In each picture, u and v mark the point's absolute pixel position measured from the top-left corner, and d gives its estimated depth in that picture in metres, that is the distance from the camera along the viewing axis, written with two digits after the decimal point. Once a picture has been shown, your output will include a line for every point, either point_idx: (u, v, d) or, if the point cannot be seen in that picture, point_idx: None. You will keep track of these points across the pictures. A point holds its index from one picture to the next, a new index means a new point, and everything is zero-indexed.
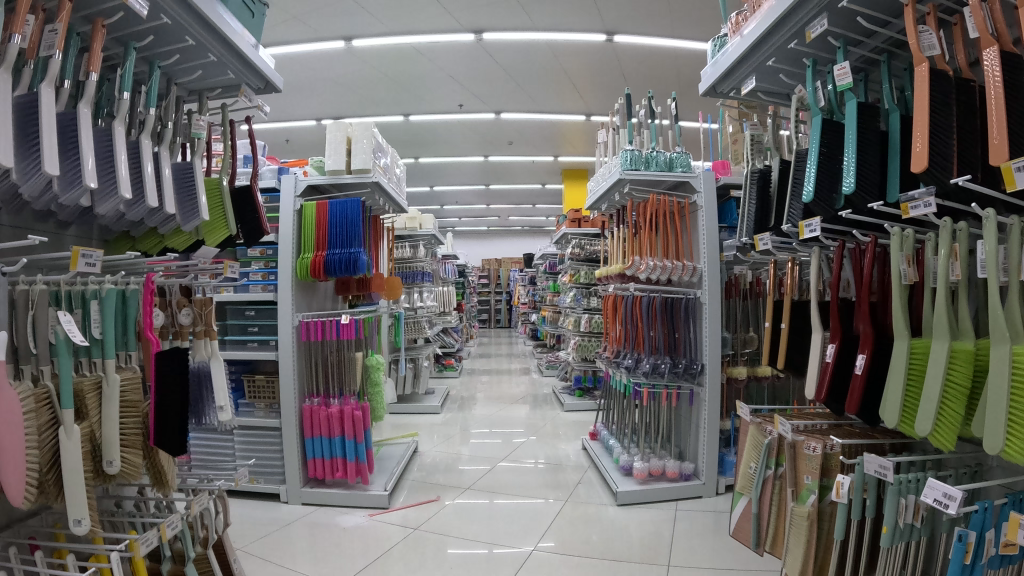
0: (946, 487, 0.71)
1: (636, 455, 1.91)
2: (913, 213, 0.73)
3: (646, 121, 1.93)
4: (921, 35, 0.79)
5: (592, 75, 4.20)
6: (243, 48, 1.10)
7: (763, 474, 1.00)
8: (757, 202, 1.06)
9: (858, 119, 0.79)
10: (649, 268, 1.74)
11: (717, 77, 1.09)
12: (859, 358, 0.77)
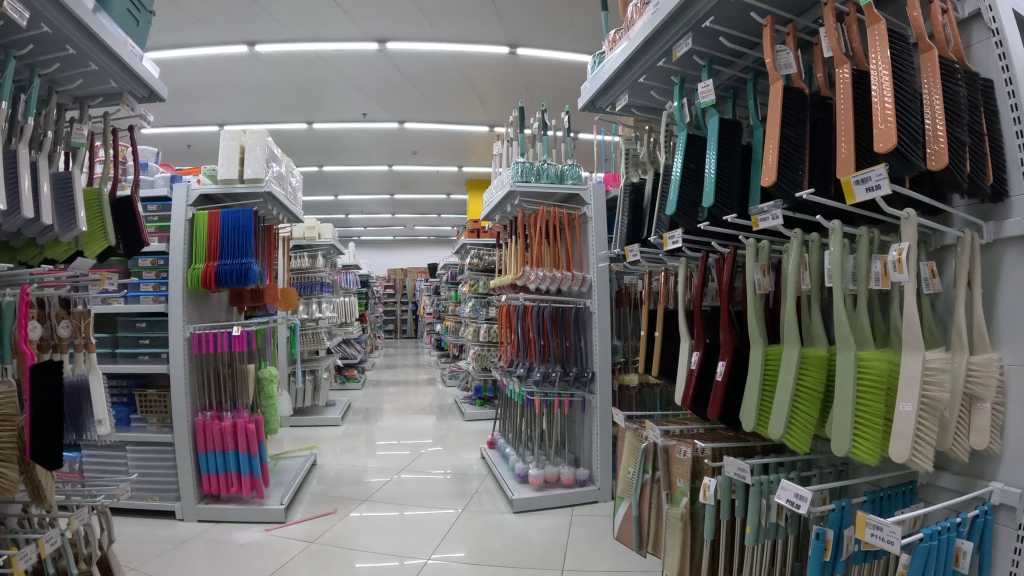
0: (797, 487, 0.74)
1: (531, 463, 1.94)
2: (764, 225, 0.76)
3: (540, 134, 1.97)
4: (778, 54, 0.83)
5: (496, 87, 4.25)
6: (128, 57, 1.07)
7: (641, 478, 1.11)
8: (629, 214, 1.17)
9: (719, 133, 0.87)
10: (538, 277, 1.82)
11: (596, 92, 1.20)
12: (721, 364, 0.83)
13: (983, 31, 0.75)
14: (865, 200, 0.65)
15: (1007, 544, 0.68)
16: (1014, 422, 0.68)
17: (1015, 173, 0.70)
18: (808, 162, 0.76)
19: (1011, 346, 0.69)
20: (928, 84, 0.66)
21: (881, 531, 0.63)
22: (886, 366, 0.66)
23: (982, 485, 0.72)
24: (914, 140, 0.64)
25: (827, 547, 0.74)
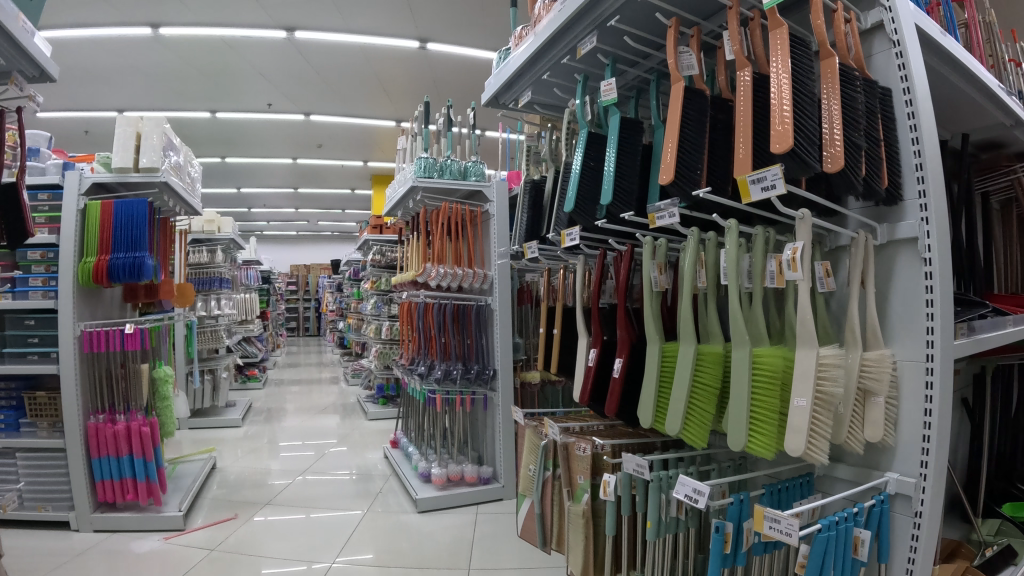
0: (695, 482, 0.74)
1: (434, 462, 1.94)
2: (660, 223, 0.77)
3: (444, 129, 1.95)
4: (681, 54, 0.82)
5: (405, 82, 4.21)
6: (20, 33, 1.00)
7: (541, 475, 1.13)
8: (529, 212, 1.18)
9: (620, 131, 0.88)
10: (439, 275, 1.80)
11: (499, 88, 1.21)
12: (617, 361, 0.85)
13: (883, 41, 0.76)
14: (760, 201, 0.64)
15: (904, 531, 0.70)
16: (907, 417, 0.71)
17: (908, 179, 0.71)
18: (706, 162, 0.76)
19: (902, 344, 0.71)
20: (827, 86, 0.67)
21: (779, 524, 0.64)
22: (780, 363, 0.67)
23: (878, 475, 0.74)
24: (810, 142, 0.64)
25: (727, 540, 0.73)
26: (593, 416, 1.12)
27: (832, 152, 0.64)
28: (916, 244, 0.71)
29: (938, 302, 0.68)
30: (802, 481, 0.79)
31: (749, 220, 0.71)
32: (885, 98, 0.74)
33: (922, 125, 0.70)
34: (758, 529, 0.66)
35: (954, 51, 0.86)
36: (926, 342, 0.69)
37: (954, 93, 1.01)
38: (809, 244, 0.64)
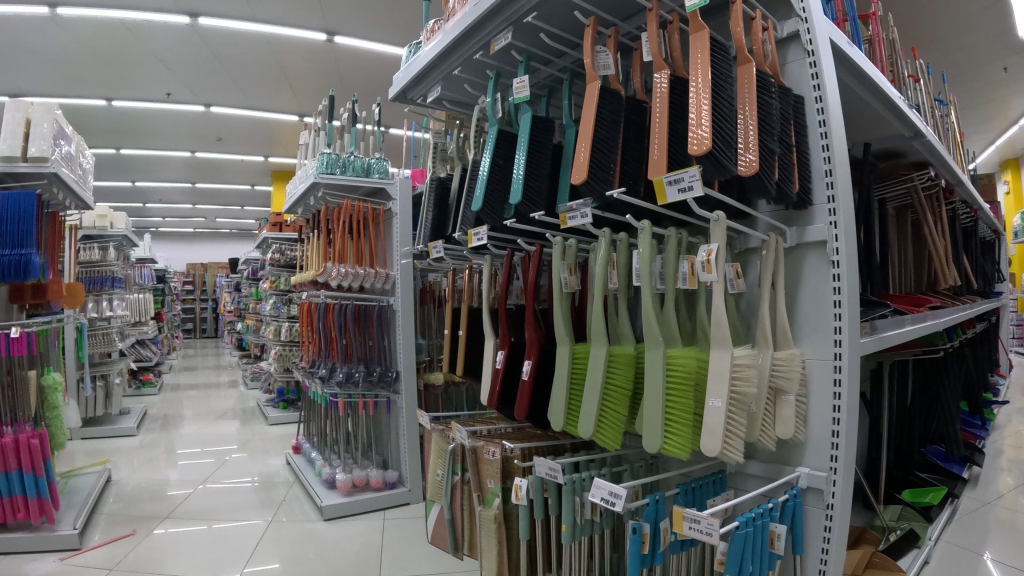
0: (611, 485, 0.73)
1: (338, 467, 1.89)
2: (571, 223, 0.74)
3: (348, 125, 1.91)
4: (598, 54, 0.83)
5: (309, 75, 4.11)
6: None
7: (450, 480, 1.13)
8: (434, 211, 1.15)
9: (530, 129, 0.87)
10: (340, 274, 1.75)
11: (407, 83, 1.18)
12: (526, 364, 0.83)
13: (798, 51, 0.78)
14: (676, 202, 0.63)
15: (817, 525, 0.72)
16: (817, 414, 0.72)
17: (818, 184, 0.73)
18: (619, 163, 0.75)
19: (810, 343, 0.73)
20: (744, 89, 0.67)
21: (699, 525, 0.63)
22: (695, 364, 0.66)
23: (790, 470, 0.75)
24: (729, 144, 0.64)
25: (644, 540, 0.74)
26: (502, 419, 1.10)
27: (748, 153, 0.64)
28: (825, 247, 0.72)
29: (847, 302, 0.69)
30: (714, 478, 0.80)
31: (662, 221, 0.69)
32: (800, 106, 0.76)
33: (832, 131, 0.73)
34: (678, 530, 0.66)
35: (856, 57, 0.89)
36: (834, 341, 0.70)
37: (854, 97, 1.06)
38: (723, 245, 0.63)
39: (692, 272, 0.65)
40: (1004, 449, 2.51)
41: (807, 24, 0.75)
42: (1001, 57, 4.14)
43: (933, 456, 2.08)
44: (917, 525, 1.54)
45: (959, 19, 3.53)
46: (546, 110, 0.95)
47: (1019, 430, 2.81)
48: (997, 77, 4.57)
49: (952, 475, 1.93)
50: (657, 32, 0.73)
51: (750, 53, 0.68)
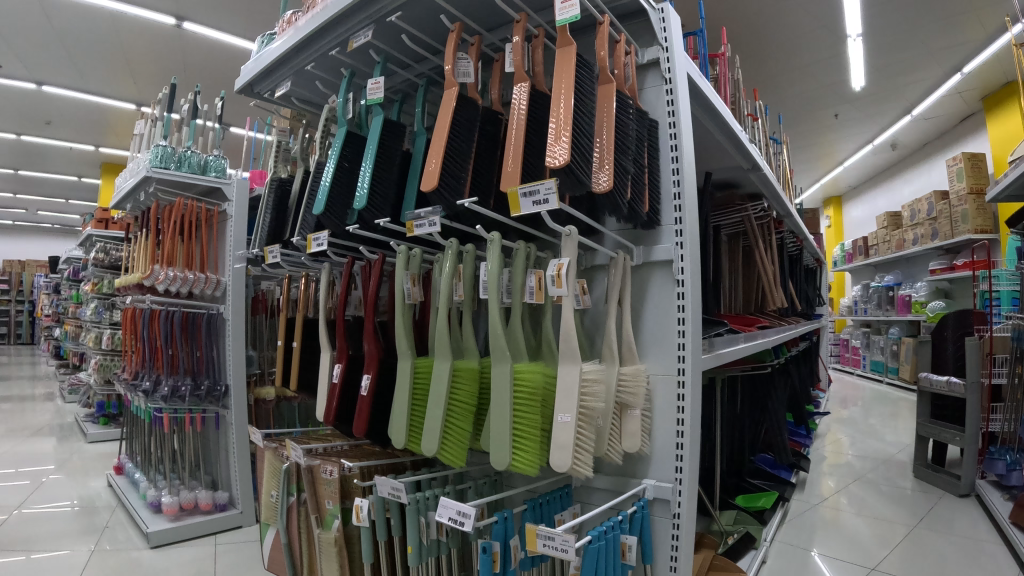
0: (460, 504, 0.69)
1: (164, 490, 1.76)
2: (418, 232, 0.70)
3: (187, 118, 1.81)
4: (458, 61, 0.78)
5: (153, 61, 3.86)
6: None
7: (286, 501, 1.10)
8: (272, 212, 1.09)
9: (381, 133, 0.85)
10: (167, 278, 1.64)
11: (256, 75, 1.11)
12: (365, 379, 0.80)
13: (656, 78, 0.79)
14: (530, 214, 0.58)
15: (665, 537, 0.73)
16: (661, 426, 0.73)
17: (666, 206, 0.73)
18: (471, 175, 0.73)
19: (654, 358, 0.73)
20: (605, 106, 0.67)
21: (553, 541, 0.61)
22: (540, 379, 0.63)
23: (634, 483, 0.75)
24: (586, 161, 0.63)
25: (496, 558, 0.72)
26: (337, 436, 1.10)
27: (603, 169, 0.63)
28: (670, 266, 0.73)
29: (692, 319, 0.70)
30: (559, 492, 0.78)
31: (510, 233, 0.67)
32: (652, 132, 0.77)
33: (683, 158, 0.74)
34: (531, 548, 0.63)
35: (703, 89, 0.94)
36: (677, 358, 0.71)
37: (698, 126, 1.10)
38: (574, 258, 0.61)
39: (539, 287, 0.63)
40: (825, 456, 2.70)
41: (668, 55, 0.77)
42: (828, 102, 4.49)
43: (763, 463, 2.19)
44: (752, 528, 1.61)
45: (793, 63, 3.80)
46: (397, 116, 0.93)
47: (837, 438, 3.03)
48: (825, 122, 4.96)
49: (782, 480, 2.04)
50: (522, 43, 0.72)
51: (612, 75, 0.68)
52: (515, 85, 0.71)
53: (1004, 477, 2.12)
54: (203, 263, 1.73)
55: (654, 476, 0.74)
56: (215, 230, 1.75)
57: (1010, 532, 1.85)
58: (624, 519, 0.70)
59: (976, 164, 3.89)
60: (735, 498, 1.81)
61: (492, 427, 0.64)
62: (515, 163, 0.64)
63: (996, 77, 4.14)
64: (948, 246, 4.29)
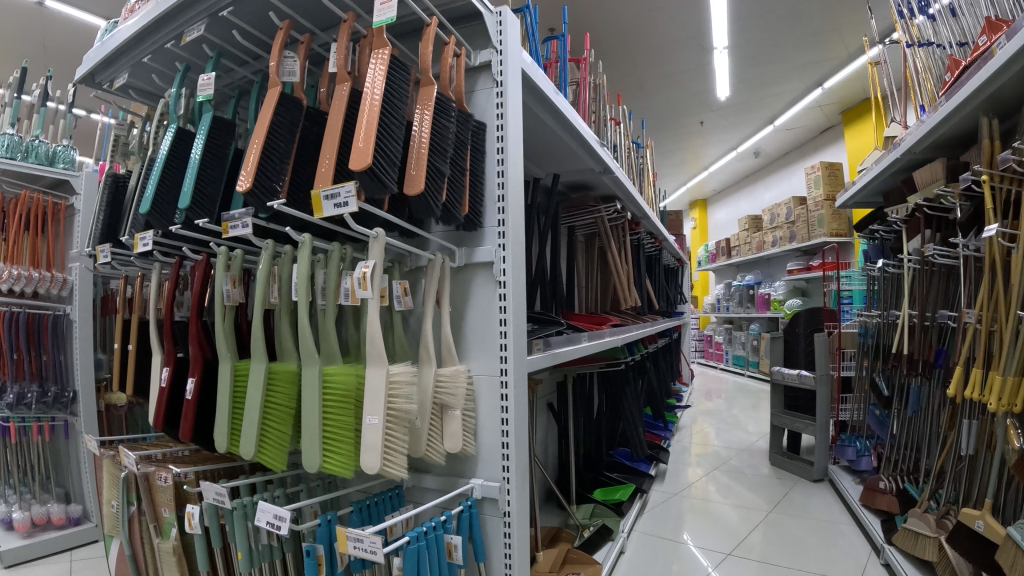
0: (276, 508, 0.70)
1: (13, 505, 1.67)
2: (233, 233, 0.71)
3: (35, 103, 1.71)
4: (284, 61, 0.78)
5: (8, 41, 3.65)
6: None
7: (126, 512, 1.05)
8: (107, 209, 1.09)
9: (209, 129, 0.85)
10: (11, 277, 1.56)
11: (96, 64, 1.05)
12: (189, 383, 0.80)
13: (486, 81, 0.80)
14: (332, 218, 0.60)
15: (495, 531, 0.73)
16: (485, 426, 0.74)
17: (490, 208, 0.76)
18: (291, 176, 0.73)
19: (476, 358, 0.75)
20: (422, 108, 0.67)
21: (363, 544, 0.62)
22: (353, 381, 0.64)
23: (463, 482, 0.76)
24: (390, 162, 0.63)
25: (321, 562, 0.72)
26: (178, 442, 1.09)
27: (413, 172, 0.63)
28: (491, 267, 0.75)
29: (511, 318, 0.72)
30: (392, 493, 0.78)
31: (323, 233, 0.67)
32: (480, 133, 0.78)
33: (507, 162, 0.76)
34: (344, 551, 0.64)
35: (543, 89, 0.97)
36: (499, 358, 0.73)
37: (543, 129, 1.14)
38: (380, 262, 0.63)
39: (347, 289, 0.64)
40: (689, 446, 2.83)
41: (499, 58, 0.77)
42: (695, 109, 4.70)
43: (623, 457, 2.26)
44: (608, 521, 1.67)
45: (663, 71, 3.94)
46: (232, 112, 0.93)
47: (701, 429, 3.18)
48: (693, 127, 5.18)
49: (638, 473, 2.14)
50: (347, 43, 0.71)
51: (433, 77, 0.69)
52: (336, 86, 0.70)
53: (853, 463, 2.35)
54: (49, 261, 1.65)
55: (482, 475, 0.75)
56: (62, 225, 1.69)
57: (861, 514, 2.02)
58: (450, 519, 0.70)
59: (833, 173, 4.25)
60: (595, 491, 1.87)
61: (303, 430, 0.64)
62: (324, 165, 0.64)
63: (853, 91, 4.46)
64: (806, 249, 4.63)
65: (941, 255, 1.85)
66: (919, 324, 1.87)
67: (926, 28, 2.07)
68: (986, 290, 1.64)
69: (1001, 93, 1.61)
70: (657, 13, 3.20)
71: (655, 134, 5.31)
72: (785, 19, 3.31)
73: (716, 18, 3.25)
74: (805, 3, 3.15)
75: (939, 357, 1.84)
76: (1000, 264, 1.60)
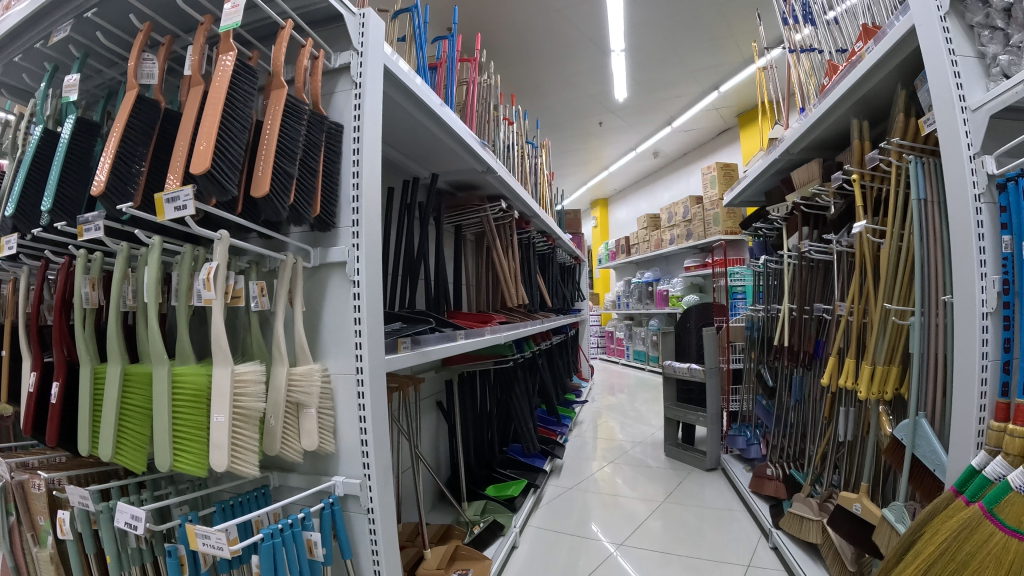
0: (133, 510, 0.81)
1: None
2: (85, 235, 0.78)
3: None
4: (144, 63, 0.89)
5: None
6: None
7: (5, 520, 1.05)
8: None
9: (72, 130, 0.86)
10: None
11: None
12: (54, 386, 0.84)
13: (343, 83, 1.17)
14: (173, 218, 0.83)
15: (361, 526, 1.06)
16: (341, 425, 1.07)
17: (344, 200, 1.12)
18: (145, 175, 0.86)
19: (332, 359, 1.09)
20: (271, 122, 0.99)
21: (210, 540, 0.85)
22: (204, 379, 0.87)
23: (325, 481, 1.08)
24: (232, 168, 0.90)
25: (183, 561, 0.90)
26: (54, 448, 1.09)
27: (259, 177, 0.95)
28: (343, 263, 1.09)
29: (362, 314, 1.05)
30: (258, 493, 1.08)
31: (185, 243, 0.97)
32: (338, 134, 1.14)
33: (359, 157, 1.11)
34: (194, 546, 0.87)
35: (415, 91, 1.63)
36: (352, 360, 1.06)
37: (418, 122, 1.85)
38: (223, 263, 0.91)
39: (199, 293, 0.92)
40: (593, 457, 3.17)
41: (359, 57, 1.14)
42: (594, 110, 4.81)
43: (519, 455, 2.91)
44: (498, 516, 2.28)
45: (561, 72, 4.01)
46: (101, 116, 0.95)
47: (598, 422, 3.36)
48: (591, 128, 5.34)
49: (530, 469, 2.75)
50: (201, 45, 0.92)
51: (286, 82, 1.02)
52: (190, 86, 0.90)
53: (744, 451, 2.80)
54: None
55: (342, 473, 1.07)
56: None
57: (751, 502, 2.41)
58: (313, 520, 0.99)
59: (727, 173, 4.48)
60: (488, 489, 2.51)
61: (159, 436, 0.86)
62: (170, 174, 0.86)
63: (747, 95, 4.70)
64: (701, 246, 4.91)
65: (817, 251, 2.20)
66: (804, 320, 2.23)
67: (811, 37, 2.17)
68: (858, 287, 1.89)
69: (872, 95, 1.82)
70: (551, 16, 3.27)
71: (555, 133, 5.40)
72: (678, 25, 3.44)
73: (611, 24, 3.37)
74: (695, 11, 3.29)
75: (818, 349, 2.23)
76: (869, 258, 1.80)
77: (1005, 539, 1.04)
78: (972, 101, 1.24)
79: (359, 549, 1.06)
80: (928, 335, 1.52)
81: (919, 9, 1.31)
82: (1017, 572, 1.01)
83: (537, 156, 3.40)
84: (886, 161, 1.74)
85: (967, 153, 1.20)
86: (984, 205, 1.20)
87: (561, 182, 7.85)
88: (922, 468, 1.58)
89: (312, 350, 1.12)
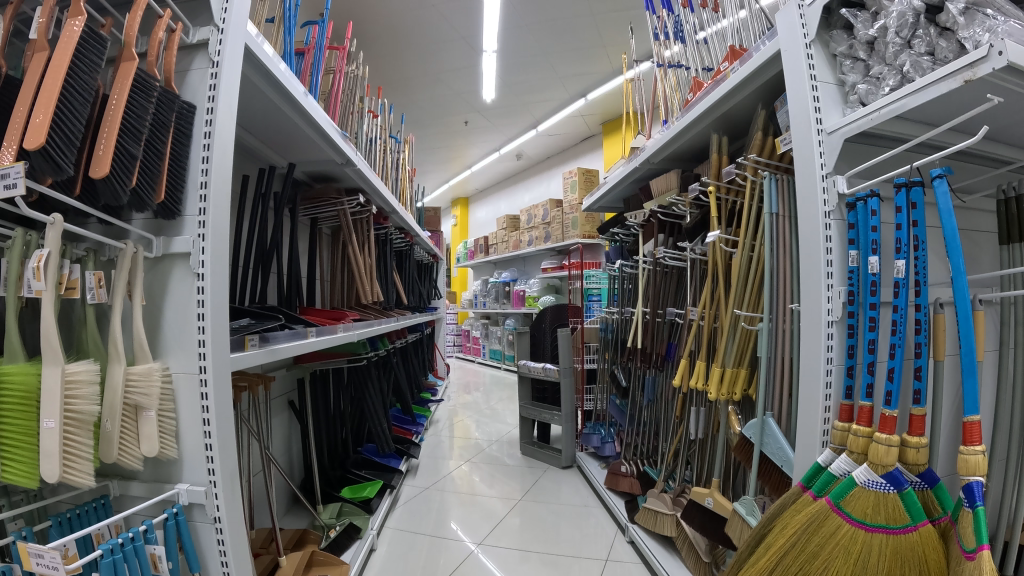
0: None
1: None
2: None
3: None
4: None
5: None
6: None
7: None
8: None
9: None
10: None
11: None
12: None
13: (200, 62, 1.13)
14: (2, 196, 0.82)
15: (209, 538, 1.06)
16: (184, 429, 1.06)
17: (193, 182, 1.09)
18: None
19: (175, 356, 1.06)
20: (116, 96, 0.95)
21: (44, 559, 0.83)
22: (32, 380, 0.90)
23: (169, 489, 1.07)
24: (66, 149, 0.89)
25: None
26: None
27: (100, 156, 0.91)
28: (190, 257, 1.06)
29: (206, 309, 1.03)
30: (97, 505, 1.07)
31: (15, 228, 0.91)
32: (191, 114, 1.10)
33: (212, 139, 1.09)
34: (27, 566, 0.85)
35: (280, 78, 1.57)
36: (199, 361, 1.04)
37: (275, 105, 1.78)
38: (56, 249, 0.89)
39: (28, 284, 0.87)
40: (448, 456, 3.16)
41: (219, 34, 1.11)
42: (460, 109, 4.84)
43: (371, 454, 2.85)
44: (358, 520, 2.21)
45: (431, 69, 3.99)
46: None
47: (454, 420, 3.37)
48: (456, 126, 5.36)
49: (383, 472, 2.68)
50: (50, 6, 0.93)
51: (136, 54, 0.99)
52: (35, 51, 0.91)
53: (598, 448, 2.89)
54: None
55: (187, 481, 1.07)
56: None
57: (607, 497, 2.49)
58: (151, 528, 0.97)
59: (587, 178, 4.63)
60: (343, 492, 2.43)
61: None
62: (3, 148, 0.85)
63: (611, 105, 4.89)
64: (558, 248, 5.05)
65: (673, 258, 2.29)
66: (658, 323, 2.33)
67: (676, 54, 2.28)
68: (709, 293, 1.98)
69: (733, 111, 1.91)
70: (433, 11, 3.25)
71: (419, 130, 5.38)
72: (552, 30, 3.52)
73: (488, 24, 3.38)
74: (572, 18, 3.37)
75: (670, 351, 2.33)
76: (722, 265, 1.90)
77: (851, 531, 1.05)
78: (827, 124, 1.31)
79: (207, 558, 1.07)
80: (775, 339, 1.63)
81: (785, 33, 1.38)
82: (862, 566, 1.03)
83: (400, 151, 3.35)
84: (741, 176, 1.82)
85: (820, 173, 1.28)
86: (833, 221, 1.29)
87: (421, 180, 7.83)
88: (770, 463, 1.67)
89: (152, 345, 1.08)
